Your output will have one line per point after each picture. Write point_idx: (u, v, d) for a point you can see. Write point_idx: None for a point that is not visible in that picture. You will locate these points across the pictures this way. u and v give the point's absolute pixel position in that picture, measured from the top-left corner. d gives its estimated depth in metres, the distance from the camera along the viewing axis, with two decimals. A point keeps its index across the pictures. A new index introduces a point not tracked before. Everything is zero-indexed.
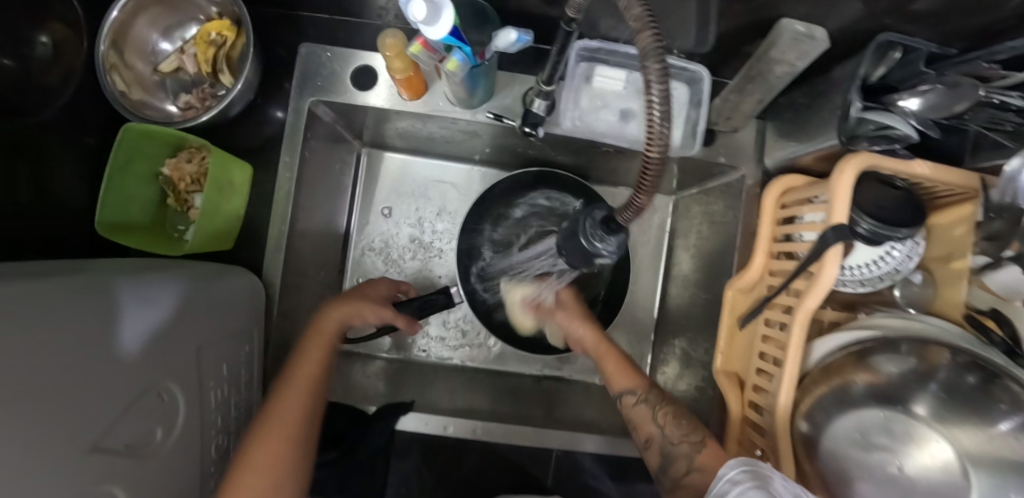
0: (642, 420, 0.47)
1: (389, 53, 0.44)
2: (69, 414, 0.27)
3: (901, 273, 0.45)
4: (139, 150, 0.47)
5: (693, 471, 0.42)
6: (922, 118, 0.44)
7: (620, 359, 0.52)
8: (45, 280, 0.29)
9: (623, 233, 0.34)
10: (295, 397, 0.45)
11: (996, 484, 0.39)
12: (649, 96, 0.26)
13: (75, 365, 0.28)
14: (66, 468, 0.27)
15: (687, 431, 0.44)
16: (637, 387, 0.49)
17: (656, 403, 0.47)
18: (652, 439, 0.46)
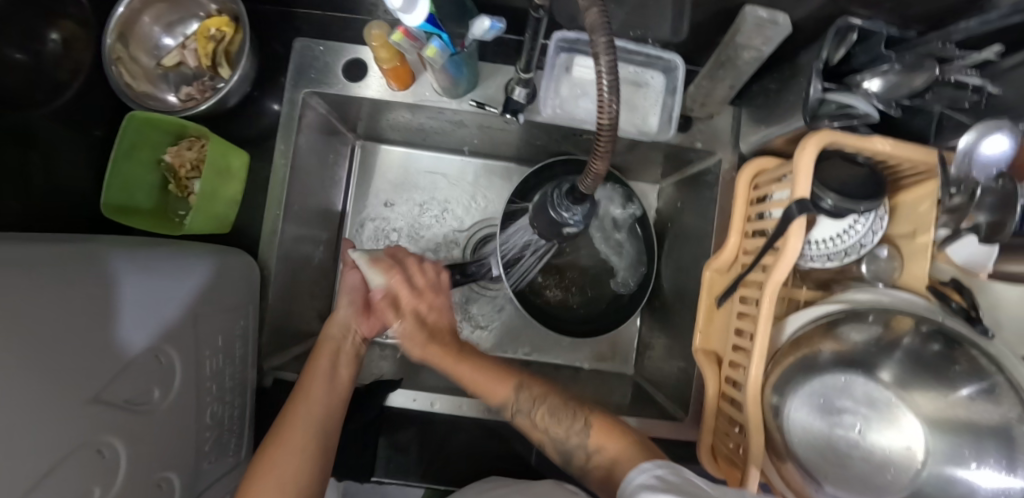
0: (529, 426, 0.51)
1: (375, 44, 0.47)
2: (60, 365, 0.30)
3: (866, 246, 0.46)
4: (142, 137, 0.50)
5: (593, 457, 0.46)
6: (883, 97, 0.46)
7: (476, 366, 0.52)
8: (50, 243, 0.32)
9: (587, 202, 0.36)
10: (313, 397, 0.48)
11: (950, 447, 0.40)
12: (598, 69, 0.29)
13: (64, 320, 0.31)
14: (58, 413, 0.29)
15: (567, 427, 0.48)
16: (506, 398, 0.51)
17: (533, 405, 0.50)
18: (544, 441, 0.50)
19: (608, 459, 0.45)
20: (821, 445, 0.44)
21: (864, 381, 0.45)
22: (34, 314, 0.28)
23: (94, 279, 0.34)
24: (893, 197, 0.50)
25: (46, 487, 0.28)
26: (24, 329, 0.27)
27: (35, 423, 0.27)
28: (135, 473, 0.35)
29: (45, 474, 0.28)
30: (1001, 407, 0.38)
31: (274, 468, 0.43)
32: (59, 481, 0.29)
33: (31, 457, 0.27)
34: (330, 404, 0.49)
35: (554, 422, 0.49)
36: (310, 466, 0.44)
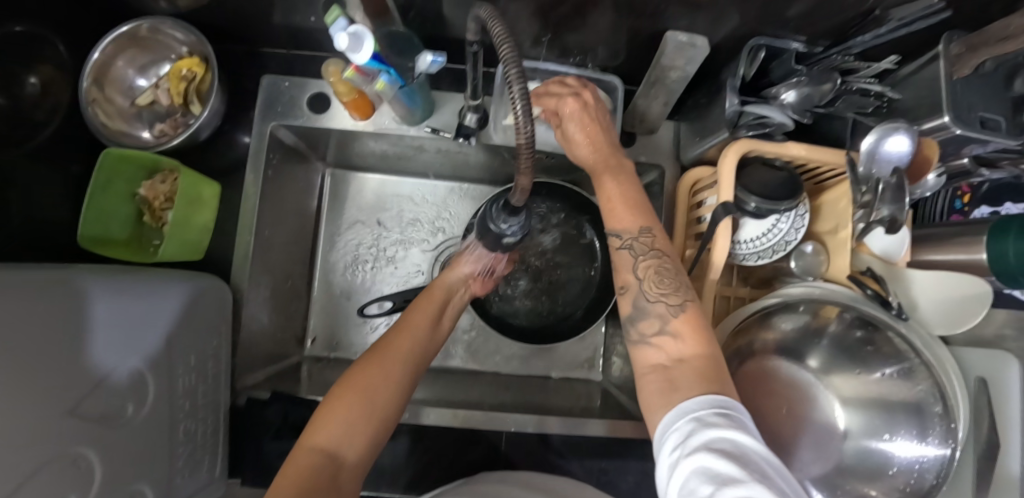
0: (620, 266, 0.44)
1: (332, 79, 0.51)
2: (33, 383, 0.32)
3: (791, 243, 0.50)
4: (117, 173, 0.54)
5: (665, 334, 0.39)
6: (797, 108, 0.51)
7: (622, 189, 0.45)
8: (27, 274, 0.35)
9: (521, 214, 0.40)
10: (400, 345, 0.47)
11: (870, 424, 0.45)
12: (512, 98, 0.32)
13: (38, 341, 0.33)
14: (32, 425, 0.32)
15: (671, 290, 0.41)
16: (625, 230, 0.44)
17: (643, 252, 0.43)
18: (629, 287, 0.43)
19: (673, 338, 0.39)
20: (754, 429, 0.47)
21: (789, 366, 0.49)
22: (11, 335, 0.31)
23: (71, 302, 0.37)
24: (819, 197, 0.54)
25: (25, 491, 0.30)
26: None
27: (12, 433, 0.30)
28: (109, 485, 0.38)
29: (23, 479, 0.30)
30: (915, 384, 0.43)
31: (342, 414, 0.41)
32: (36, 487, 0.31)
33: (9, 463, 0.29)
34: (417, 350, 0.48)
35: (658, 276, 0.41)
36: (364, 424, 0.41)
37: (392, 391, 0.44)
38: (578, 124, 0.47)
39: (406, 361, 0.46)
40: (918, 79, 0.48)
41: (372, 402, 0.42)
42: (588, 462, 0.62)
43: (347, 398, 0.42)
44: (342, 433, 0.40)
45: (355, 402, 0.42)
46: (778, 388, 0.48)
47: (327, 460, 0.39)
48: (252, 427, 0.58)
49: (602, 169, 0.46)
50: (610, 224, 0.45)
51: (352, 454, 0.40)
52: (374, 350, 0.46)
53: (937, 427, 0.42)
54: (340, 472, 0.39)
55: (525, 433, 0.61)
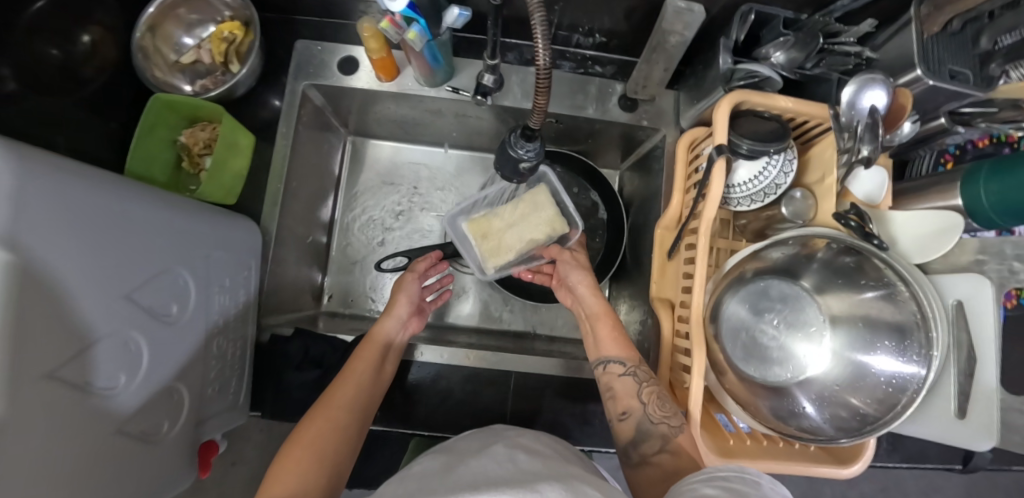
0: (624, 392, 0.53)
1: (366, 34, 0.56)
2: (101, 262, 0.36)
3: (781, 186, 0.54)
4: (163, 118, 0.59)
5: (664, 451, 0.48)
6: (785, 66, 0.56)
7: (613, 326, 0.58)
8: (96, 169, 0.39)
9: (538, 139, 0.45)
10: (342, 394, 0.51)
11: (858, 338, 0.49)
12: (535, 32, 0.38)
13: (108, 228, 0.37)
14: (96, 301, 0.35)
15: (667, 411, 0.50)
16: (624, 359, 0.55)
17: (642, 380, 0.53)
18: (632, 413, 0.52)
19: (671, 455, 0.48)
20: (746, 342, 0.52)
21: (780, 283, 0.54)
22: (86, 216, 0.35)
23: (134, 199, 0.41)
24: (808, 152, 0.59)
25: (80, 359, 0.34)
26: (78, 225, 0.34)
27: (76, 303, 0.33)
28: (154, 376, 0.41)
29: (81, 348, 0.34)
30: (901, 307, 0.46)
31: (295, 469, 0.43)
32: (91, 358, 0.35)
33: (69, 332, 0.33)
34: (361, 392, 0.53)
35: (654, 398, 0.51)
36: (319, 468, 0.44)
37: (340, 438, 0.48)
38: (580, 277, 0.63)
39: (348, 410, 0.50)
40: (894, 37, 0.53)
41: (323, 454, 0.45)
42: (590, 406, 0.64)
43: (298, 450, 0.45)
44: (300, 485, 0.42)
45: (306, 449, 0.45)
46: (766, 307, 0.53)
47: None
48: (273, 361, 0.61)
49: (601, 311, 0.59)
50: (607, 354, 0.56)
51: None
52: (319, 406, 0.50)
53: (915, 342, 0.45)
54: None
55: (532, 375, 0.64)
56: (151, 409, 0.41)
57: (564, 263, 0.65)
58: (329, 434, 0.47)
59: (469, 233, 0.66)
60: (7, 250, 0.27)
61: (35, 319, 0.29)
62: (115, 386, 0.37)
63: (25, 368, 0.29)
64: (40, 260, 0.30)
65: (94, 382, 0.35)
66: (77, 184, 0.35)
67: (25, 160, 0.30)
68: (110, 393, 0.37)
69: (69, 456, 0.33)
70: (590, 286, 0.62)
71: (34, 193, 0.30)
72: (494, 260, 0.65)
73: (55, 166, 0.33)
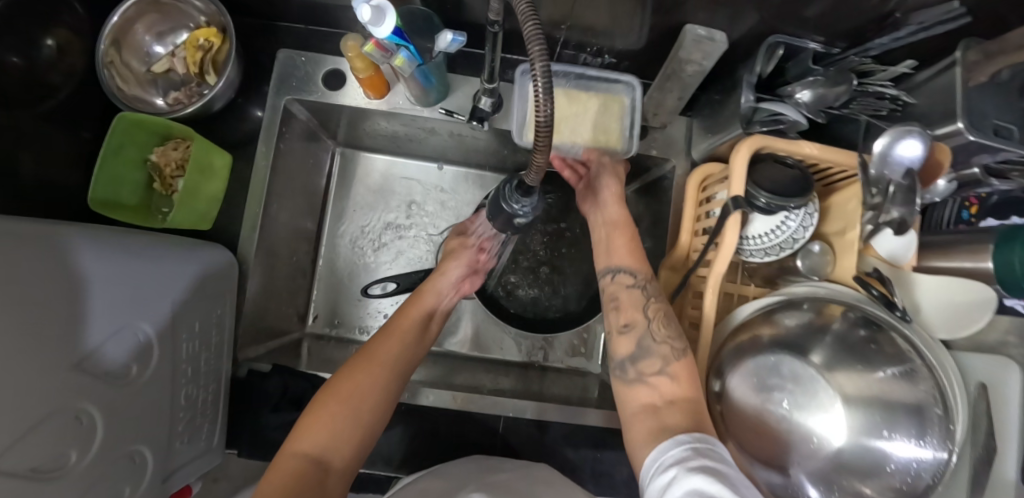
0: (629, 304, 0.50)
1: (351, 54, 0.51)
2: (47, 331, 0.33)
3: (799, 241, 0.51)
4: (130, 137, 0.55)
5: (662, 374, 0.44)
6: (811, 106, 0.51)
7: (629, 239, 0.54)
8: (29, 229, 0.35)
9: (536, 194, 0.40)
10: (382, 352, 0.50)
11: (871, 424, 0.46)
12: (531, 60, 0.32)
13: (48, 293, 0.33)
14: (43, 373, 0.32)
15: (672, 336, 0.46)
16: (636, 273, 0.51)
17: (651, 295, 0.50)
18: (635, 326, 0.48)
19: (670, 379, 0.44)
20: (752, 421, 0.48)
21: (792, 360, 0.50)
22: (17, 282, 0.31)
23: (78, 257, 0.37)
24: (827, 199, 0.54)
25: (26, 444, 0.31)
26: (17, 294, 0.31)
27: (20, 381, 0.30)
28: (108, 445, 0.38)
29: (26, 430, 0.31)
30: (916, 385, 0.44)
31: (328, 423, 0.44)
32: (36, 438, 0.32)
33: (16, 412, 0.30)
34: (405, 349, 0.52)
35: (661, 321, 0.47)
36: (352, 423, 0.45)
37: (375, 396, 0.47)
38: (610, 187, 0.57)
39: (389, 367, 0.50)
40: (933, 84, 0.48)
41: (359, 410, 0.46)
42: (582, 452, 0.62)
43: (334, 404, 0.45)
44: (330, 441, 0.43)
45: (339, 403, 0.45)
46: (775, 380, 0.49)
47: (315, 466, 0.42)
48: (252, 397, 0.58)
49: (623, 222, 0.55)
50: (616, 263, 0.53)
51: (339, 463, 0.43)
52: (360, 355, 0.50)
53: (935, 429, 0.42)
54: (325, 476, 0.42)
55: (521, 418, 0.62)
56: (108, 479, 0.39)
57: (597, 166, 0.58)
58: (366, 390, 0.47)
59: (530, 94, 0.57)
60: None
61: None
62: (67, 464, 0.34)
63: None
64: None
65: (41, 465, 0.32)
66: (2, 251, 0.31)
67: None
68: (58, 474, 0.34)
69: None
70: (619, 198, 0.57)
71: None
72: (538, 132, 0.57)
73: None
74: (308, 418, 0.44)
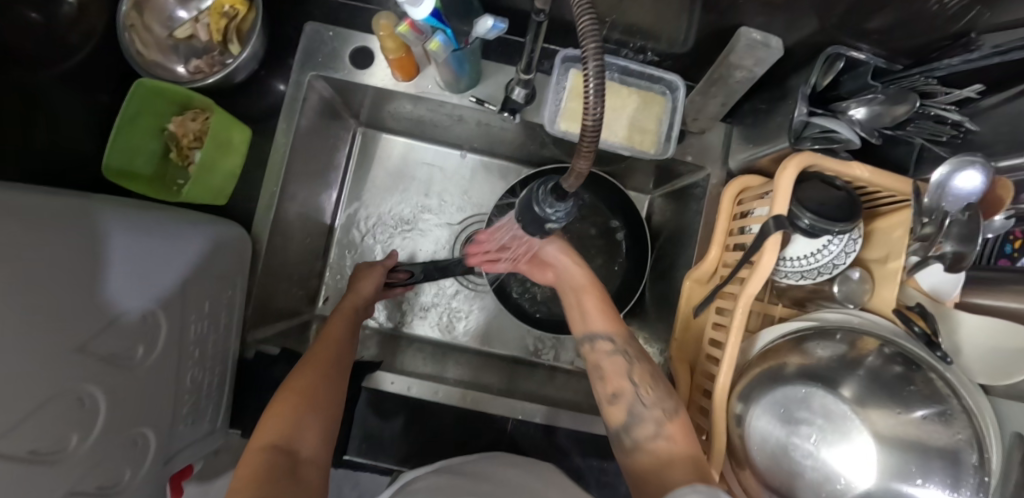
0: (613, 372, 0.50)
1: (382, 34, 0.48)
2: (55, 311, 0.31)
3: (838, 266, 0.48)
4: (148, 104, 0.52)
5: (659, 437, 0.44)
6: (866, 125, 0.48)
7: (599, 300, 0.55)
8: (42, 198, 0.34)
9: (570, 200, 0.38)
10: (325, 351, 0.52)
11: (902, 467, 0.43)
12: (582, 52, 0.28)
13: (60, 268, 0.32)
14: (46, 356, 0.31)
15: (662, 396, 0.46)
16: (614, 338, 0.51)
17: (632, 358, 0.50)
18: (623, 395, 0.48)
19: (667, 440, 0.43)
20: (772, 452, 0.45)
21: (822, 394, 0.47)
22: (29, 256, 0.30)
23: (92, 230, 0.36)
24: (870, 224, 0.51)
25: (28, 424, 0.30)
26: (27, 270, 0.30)
27: (26, 360, 0.29)
28: (109, 427, 0.38)
29: (31, 410, 0.30)
30: (953, 431, 0.42)
31: (286, 414, 0.44)
32: (38, 421, 0.31)
33: (17, 397, 0.29)
34: (340, 348, 0.54)
35: (648, 382, 0.47)
36: (314, 411, 0.45)
37: (329, 388, 0.48)
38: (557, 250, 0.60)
39: (333, 363, 0.51)
40: (1002, 111, 0.45)
41: (318, 400, 0.46)
42: (589, 462, 0.60)
43: (287, 397, 0.45)
44: (293, 430, 0.43)
45: (294, 395, 0.46)
46: (801, 411, 0.46)
47: (284, 454, 0.40)
48: (258, 380, 0.57)
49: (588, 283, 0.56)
50: (594, 330, 0.53)
51: (309, 453, 0.42)
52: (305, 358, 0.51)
53: (969, 479, 0.40)
54: (296, 463, 0.41)
55: (530, 423, 0.60)
56: (109, 461, 0.38)
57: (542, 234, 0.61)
58: (317, 379, 0.48)
59: (570, 83, 0.56)
60: None
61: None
62: (67, 446, 0.34)
63: None
64: None
65: (41, 448, 0.31)
66: (13, 220, 0.30)
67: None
68: (57, 457, 0.33)
69: None
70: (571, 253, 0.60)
71: None
72: (574, 124, 0.56)
73: None
74: (267, 413, 0.44)
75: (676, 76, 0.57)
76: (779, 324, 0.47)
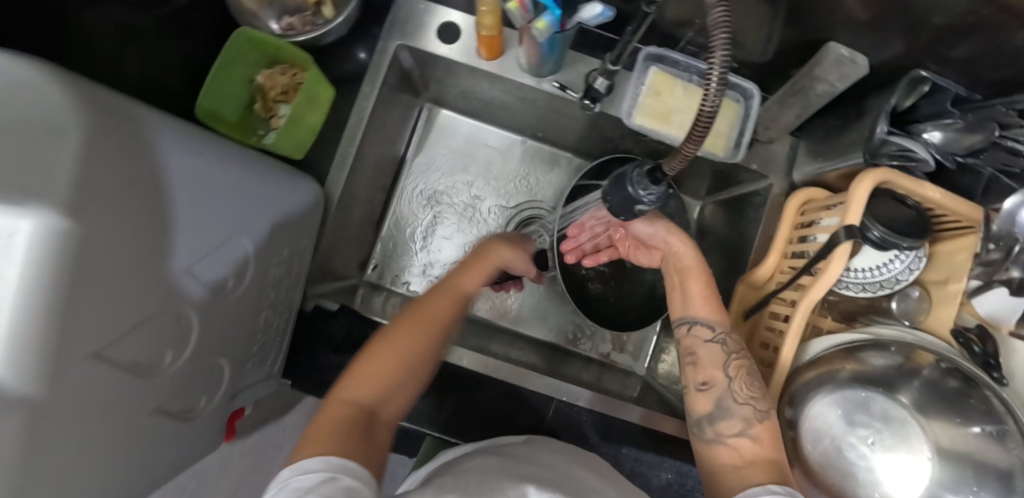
0: (709, 360, 0.48)
1: (483, 8, 0.50)
2: (164, 231, 0.33)
3: (901, 282, 0.50)
4: (243, 53, 0.54)
5: (744, 435, 0.43)
6: (941, 149, 0.50)
7: (705, 284, 0.51)
8: (160, 126, 0.35)
9: (665, 184, 0.39)
10: (429, 313, 0.48)
11: (957, 476, 0.46)
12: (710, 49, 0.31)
13: (171, 191, 0.34)
14: (153, 272, 0.32)
15: (756, 393, 0.45)
16: (712, 322, 0.49)
17: (731, 350, 0.48)
18: (715, 385, 0.46)
19: (753, 441, 0.43)
20: (827, 450, 0.49)
21: (884, 399, 0.50)
22: (145, 177, 0.31)
23: (200, 159, 0.38)
24: (930, 247, 0.53)
25: (133, 336, 0.31)
26: (142, 188, 0.31)
27: (136, 275, 0.31)
28: (196, 352, 0.39)
29: (137, 322, 0.32)
30: (1009, 450, 0.42)
31: (375, 373, 0.43)
32: (142, 333, 0.32)
33: (124, 305, 0.30)
34: (447, 312, 0.49)
35: (745, 379, 0.46)
36: (400, 381, 0.44)
37: (419, 357, 0.45)
38: (661, 228, 0.53)
39: (436, 327, 0.47)
40: None
41: (406, 369, 0.44)
42: (624, 450, 0.61)
43: (382, 355, 0.44)
44: (378, 391, 0.42)
45: (389, 356, 0.44)
46: (866, 413, 0.49)
47: (364, 414, 0.40)
48: (316, 332, 0.59)
49: (695, 266, 0.52)
50: (694, 314, 0.50)
51: (385, 415, 0.42)
52: (408, 313, 0.48)
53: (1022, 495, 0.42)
54: (373, 425, 0.40)
55: (572, 405, 0.62)
56: (191, 385, 0.40)
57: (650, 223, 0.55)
58: (416, 346, 0.45)
59: (650, 81, 0.58)
60: (69, 216, 0.24)
61: (89, 293, 0.26)
62: (162, 364, 0.35)
63: (72, 351, 0.26)
64: (101, 231, 0.27)
65: (141, 361, 0.33)
66: (135, 143, 0.31)
67: (83, 118, 0.27)
68: (153, 372, 0.35)
69: (108, 439, 0.31)
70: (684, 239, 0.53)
71: (94, 155, 0.27)
72: (651, 119, 0.57)
73: (117, 121, 0.30)
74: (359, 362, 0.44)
75: (753, 84, 0.59)
76: (829, 337, 0.48)
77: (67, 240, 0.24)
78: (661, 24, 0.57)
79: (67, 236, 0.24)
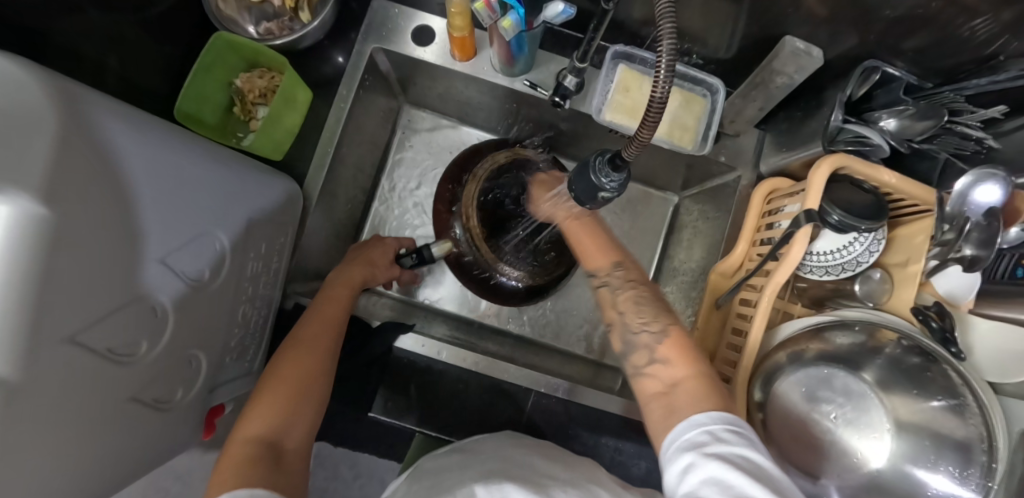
0: (606, 303, 0.51)
1: (454, 10, 0.52)
2: (138, 221, 0.34)
3: (861, 264, 0.52)
4: (222, 57, 0.56)
5: (655, 362, 0.43)
6: (896, 135, 0.52)
7: (594, 238, 0.55)
8: (133, 117, 0.36)
9: (626, 170, 0.41)
10: (310, 336, 0.49)
11: (921, 452, 0.47)
12: (659, 46, 0.31)
13: (145, 181, 0.34)
14: (126, 259, 0.33)
15: (648, 320, 0.46)
16: (604, 269, 0.52)
17: (617, 287, 0.50)
18: (614, 324, 0.49)
19: (665, 365, 0.42)
20: (794, 425, 0.51)
21: (845, 375, 0.52)
22: (119, 166, 0.32)
23: (174, 152, 0.39)
24: (892, 232, 0.54)
25: (106, 324, 0.32)
26: (117, 176, 0.31)
27: (109, 262, 0.31)
28: (172, 344, 0.40)
29: (108, 311, 0.32)
30: (966, 420, 0.44)
31: (272, 402, 0.42)
32: (115, 321, 0.33)
33: (97, 293, 0.30)
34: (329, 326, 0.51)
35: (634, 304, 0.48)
36: (303, 402, 0.43)
37: (318, 375, 0.46)
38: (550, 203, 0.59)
39: (325, 341, 0.49)
40: None
41: (305, 387, 0.44)
42: (602, 440, 0.62)
43: (279, 384, 0.43)
44: (281, 417, 0.41)
45: (286, 382, 0.43)
46: (828, 386, 0.52)
47: (270, 446, 0.38)
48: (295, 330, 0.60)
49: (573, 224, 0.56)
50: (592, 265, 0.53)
51: (293, 443, 0.40)
52: (288, 349, 0.47)
53: (977, 464, 0.43)
54: (281, 453, 0.38)
55: (550, 396, 0.62)
56: (165, 377, 0.40)
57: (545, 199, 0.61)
58: (307, 363, 0.46)
59: (619, 77, 0.59)
60: (45, 202, 0.25)
61: (61, 279, 0.27)
62: (137, 353, 0.36)
63: (47, 335, 0.26)
64: (78, 217, 0.27)
65: (115, 347, 0.33)
66: (111, 129, 0.32)
67: (61, 108, 0.28)
68: (129, 360, 0.35)
69: (82, 429, 0.31)
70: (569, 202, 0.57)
71: (70, 141, 0.28)
72: (620, 115, 0.59)
73: (94, 110, 0.31)
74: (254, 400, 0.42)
75: (717, 79, 0.61)
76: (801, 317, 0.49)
77: (42, 226, 0.25)
78: (628, 24, 0.59)
79: (43, 221, 0.25)
